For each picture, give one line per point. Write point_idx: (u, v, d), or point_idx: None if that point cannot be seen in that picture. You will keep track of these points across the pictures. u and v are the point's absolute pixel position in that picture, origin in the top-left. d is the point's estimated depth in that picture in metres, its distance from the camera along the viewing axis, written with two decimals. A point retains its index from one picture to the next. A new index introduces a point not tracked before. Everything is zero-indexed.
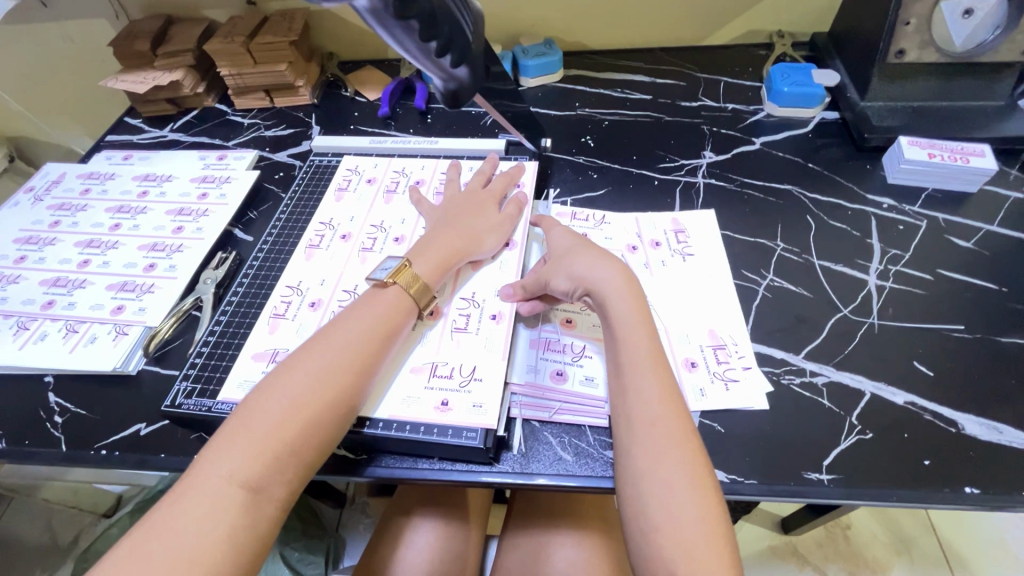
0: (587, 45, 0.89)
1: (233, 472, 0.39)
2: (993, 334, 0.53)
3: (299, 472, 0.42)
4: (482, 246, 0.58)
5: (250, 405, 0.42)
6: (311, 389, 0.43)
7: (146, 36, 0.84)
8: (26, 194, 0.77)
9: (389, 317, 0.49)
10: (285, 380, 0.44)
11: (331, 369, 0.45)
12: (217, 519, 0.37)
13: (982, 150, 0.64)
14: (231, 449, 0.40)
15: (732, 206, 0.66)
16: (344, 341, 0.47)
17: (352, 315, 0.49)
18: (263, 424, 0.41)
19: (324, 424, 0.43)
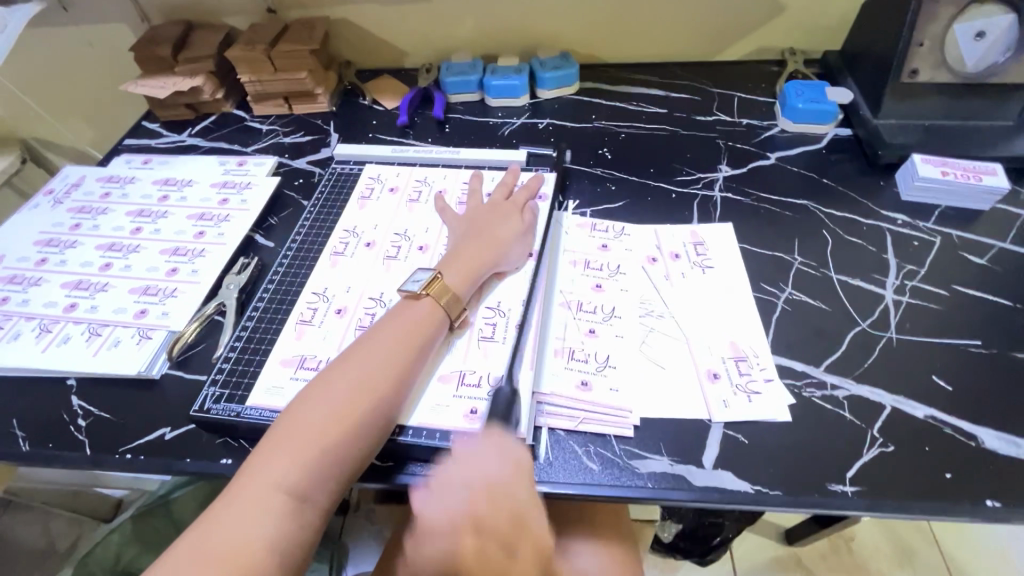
0: (602, 58, 0.91)
1: (279, 479, 0.42)
2: (1008, 349, 0.54)
3: (340, 480, 0.44)
4: (507, 258, 0.59)
5: (292, 414, 0.45)
6: (348, 400, 0.46)
7: (168, 42, 0.85)
8: (46, 196, 0.77)
9: (422, 329, 0.51)
10: (323, 390, 0.46)
11: (367, 380, 0.47)
12: (264, 523, 0.40)
13: (994, 169, 0.66)
14: (277, 456, 0.43)
15: (748, 220, 0.67)
16: (379, 353, 0.49)
17: (384, 326, 0.51)
18: (305, 432, 0.44)
19: (362, 433, 0.45)
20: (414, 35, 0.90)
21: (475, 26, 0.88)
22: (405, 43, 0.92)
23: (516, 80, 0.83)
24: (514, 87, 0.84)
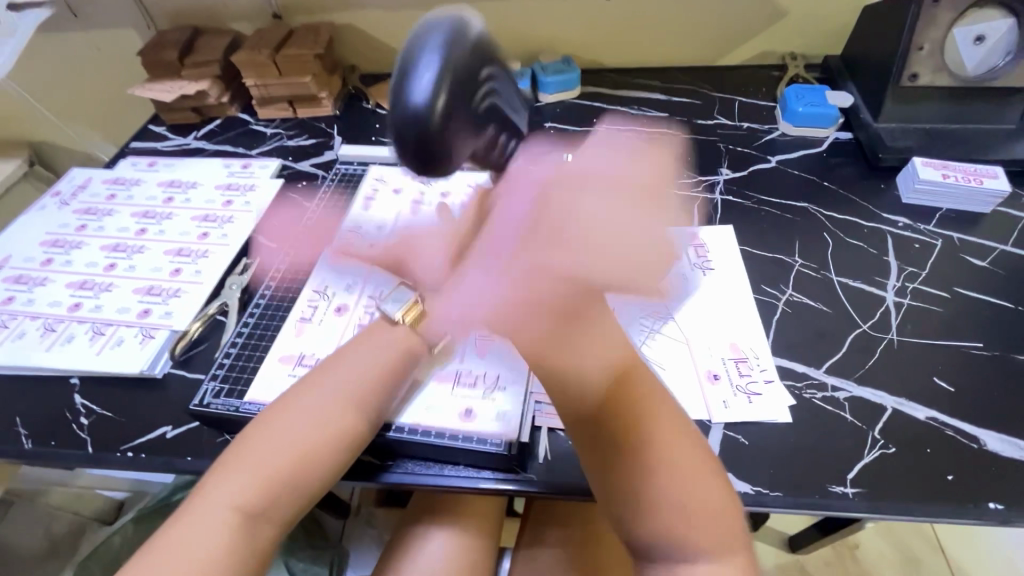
0: (603, 63, 0.92)
1: (235, 496, 0.40)
2: (1011, 351, 0.54)
3: (296, 504, 0.43)
4: None
5: (255, 434, 0.44)
6: (315, 424, 0.45)
7: (174, 46, 0.86)
8: (53, 198, 0.78)
9: (395, 357, 0.51)
10: (291, 413, 0.45)
11: (335, 402, 0.46)
12: (217, 540, 0.39)
13: (995, 172, 0.66)
14: (236, 473, 0.42)
15: (749, 222, 0.68)
16: (351, 378, 0.48)
17: (355, 351, 0.51)
18: (266, 454, 0.43)
19: (326, 457, 0.44)
20: None
21: None
22: None
23: (518, 84, 0.84)
24: None
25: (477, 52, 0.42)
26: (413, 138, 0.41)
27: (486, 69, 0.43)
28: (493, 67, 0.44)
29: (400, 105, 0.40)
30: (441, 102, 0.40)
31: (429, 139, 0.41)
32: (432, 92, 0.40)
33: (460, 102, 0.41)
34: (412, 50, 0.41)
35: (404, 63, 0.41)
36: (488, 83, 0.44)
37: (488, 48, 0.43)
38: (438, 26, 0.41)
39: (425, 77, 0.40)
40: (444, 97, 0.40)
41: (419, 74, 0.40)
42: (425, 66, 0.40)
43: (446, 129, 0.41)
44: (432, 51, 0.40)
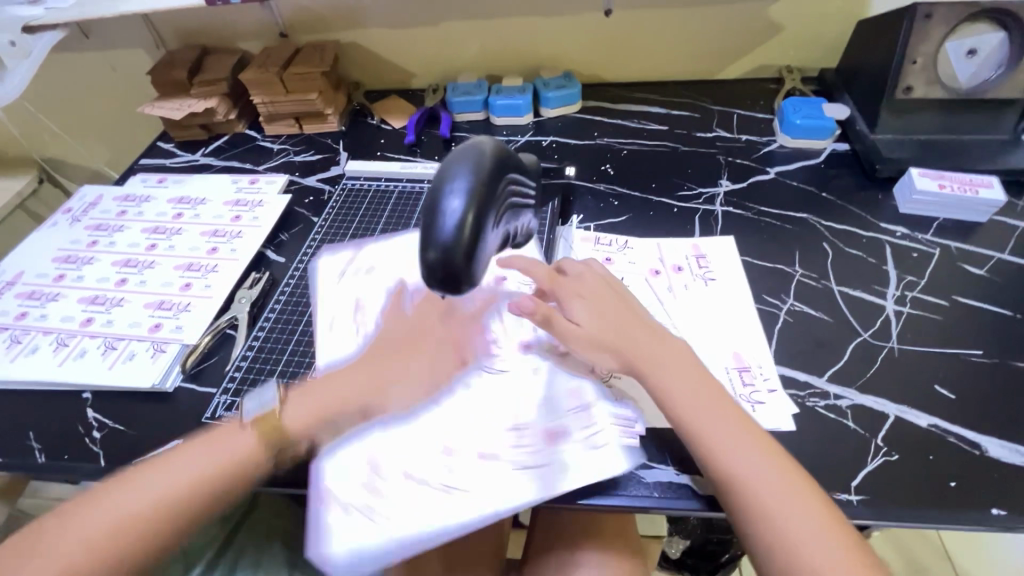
0: (604, 78, 0.94)
1: (66, 559, 0.41)
2: (1010, 359, 0.55)
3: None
4: (382, 400, 0.51)
5: (61, 521, 0.43)
6: (114, 527, 0.42)
7: (184, 66, 0.88)
8: (64, 215, 0.80)
9: (229, 462, 0.46)
10: (101, 506, 0.43)
11: (143, 507, 0.43)
12: None
13: (990, 182, 0.67)
14: (75, 531, 0.42)
15: (749, 233, 0.69)
16: (173, 477, 0.44)
17: (197, 447, 0.47)
18: (57, 553, 0.41)
19: (159, 531, 0.43)
20: (421, 57, 0.93)
21: (481, 48, 0.91)
22: (413, 65, 0.95)
23: (520, 99, 0.86)
24: (518, 106, 0.86)
25: (496, 167, 0.39)
26: (443, 268, 0.36)
27: (505, 177, 0.40)
28: (513, 175, 0.41)
29: (431, 238, 0.36)
30: (471, 220, 0.36)
31: (459, 268, 0.36)
32: (462, 213, 0.35)
33: (488, 213, 0.37)
34: (440, 183, 0.37)
35: (430, 200, 0.37)
36: (506, 188, 0.40)
37: (506, 158, 0.40)
38: (459, 157, 0.37)
39: (453, 198, 0.36)
40: (475, 213, 0.36)
41: (448, 198, 0.36)
42: (454, 190, 0.36)
43: (471, 260, 0.36)
44: (460, 178, 0.36)
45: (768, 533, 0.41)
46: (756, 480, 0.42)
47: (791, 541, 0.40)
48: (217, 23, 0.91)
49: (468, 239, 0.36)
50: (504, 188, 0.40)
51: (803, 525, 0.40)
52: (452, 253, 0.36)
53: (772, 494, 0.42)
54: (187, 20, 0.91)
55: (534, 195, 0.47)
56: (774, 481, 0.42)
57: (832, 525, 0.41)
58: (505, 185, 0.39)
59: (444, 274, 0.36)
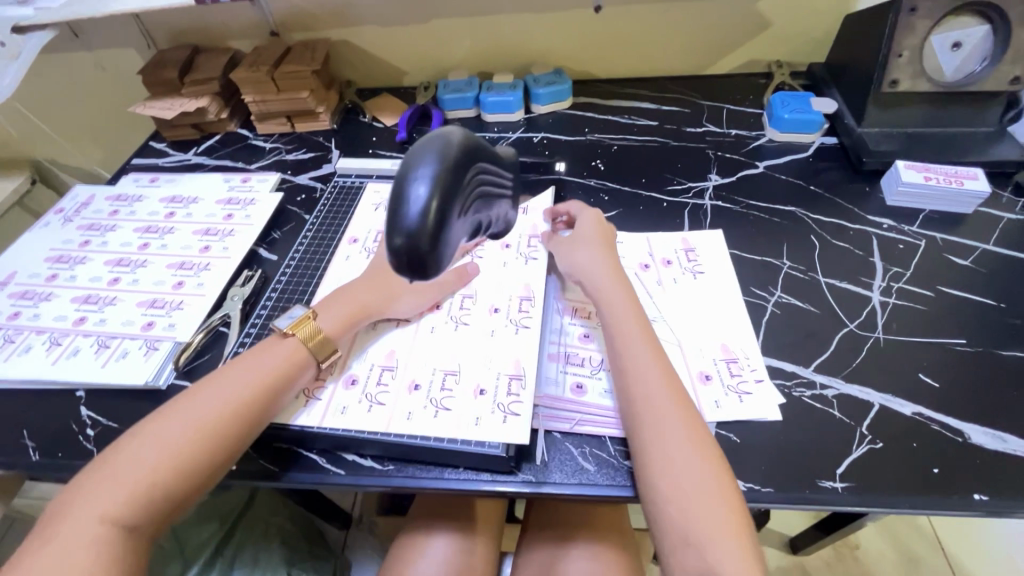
0: (594, 75, 0.94)
1: (103, 511, 0.42)
2: (993, 348, 0.56)
3: (173, 508, 0.45)
4: (395, 306, 0.58)
5: (131, 443, 0.46)
6: (189, 434, 0.46)
7: (175, 65, 0.88)
8: (56, 215, 0.80)
9: (280, 368, 0.51)
10: (169, 422, 0.46)
11: (210, 415, 0.47)
12: (86, 554, 0.41)
13: (975, 174, 0.68)
14: (101, 489, 0.43)
15: (738, 227, 0.69)
16: (229, 389, 0.49)
17: (246, 361, 0.51)
18: (137, 467, 0.44)
19: (194, 470, 0.45)
20: (412, 55, 0.93)
21: (471, 45, 0.91)
22: (404, 63, 0.95)
23: (511, 96, 0.86)
24: (509, 103, 0.87)
25: (465, 154, 0.37)
26: (408, 253, 0.34)
27: (473, 166, 0.39)
28: (482, 164, 0.40)
29: (396, 224, 0.34)
30: (437, 206, 0.34)
31: (425, 253, 0.35)
32: (427, 200, 0.34)
33: (454, 200, 0.36)
34: (406, 171, 0.35)
35: (396, 188, 0.35)
36: (473, 177, 0.39)
37: (475, 147, 0.39)
38: (426, 145, 0.36)
39: (419, 187, 0.34)
40: (440, 199, 0.35)
41: (414, 186, 0.35)
42: (420, 178, 0.35)
43: (436, 248, 0.35)
44: (426, 165, 0.35)
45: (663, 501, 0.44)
46: (677, 473, 0.44)
47: (694, 532, 0.42)
48: (207, 22, 0.91)
49: (434, 226, 0.34)
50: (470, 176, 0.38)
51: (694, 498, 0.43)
52: (417, 239, 0.34)
53: (675, 469, 0.44)
54: (177, 19, 0.91)
55: (509, 185, 0.46)
56: (695, 476, 0.44)
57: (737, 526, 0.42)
58: (471, 173, 0.38)
59: (410, 259, 0.34)
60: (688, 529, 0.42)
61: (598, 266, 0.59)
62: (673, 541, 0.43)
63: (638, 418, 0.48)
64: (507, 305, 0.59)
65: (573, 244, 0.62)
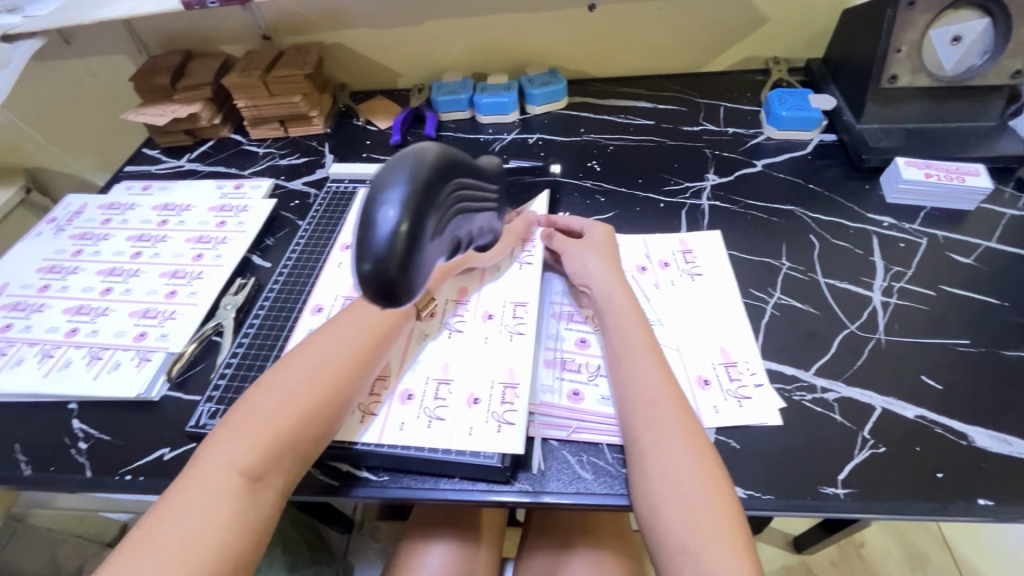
0: (589, 74, 0.93)
1: (233, 459, 0.43)
2: (998, 348, 0.55)
3: (295, 459, 0.45)
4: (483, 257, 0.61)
5: (250, 400, 0.46)
6: (311, 386, 0.47)
7: (166, 71, 0.87)
8: (49, 225, 0.79)
9: (383, 318, 0.53)
10: (283, 377, 0.47)
11: (325, 368, 0.48)
12: (223, 504, 0.41)
13: (977, 170, 0.67)
14: (232, 438, 0.44)
15: (737, 227, 0.68)
16: (337, 342, 0.50)
17: (349, 316, 0.52)
18: (261, 419, 0.45)
19: (316, 419, 0.46)
20: (406, 57, 0.93)
21: (465, 46, 0.90)
22: (398, 65, 0.94)
23: (505, 97, 0.85)
24: (503, 104, 0.86)
25: (438, 173, 0.37)
26: (378, 275, 0.34)
27: (448, 183, 0.38)
28: (458, 180, 0.39)
29: (366, 247, 0.34)
30: (405, 230, 0.34)
31: (395, 275, 0.35)
32: (396, 223, 0.34)
33: (425, 219, 0.36)
34: (375, 194, 0.35)
35: (366, 210, 0.35)
36: (448, 194, 0.38)
37: (450, 164, 0.38)
38: (396, 165, 0.36)
39: (388, 210, 0.34)
40: (409, 222, 0.34)
41: (383, 209, 0.34)
42: (389, 201, 0.34)
43: (406, 271, 0.35)
44: (394, 188, 0.35)
45: (656, 507, 0.43)
46: (678, 479, 0.43)
47: (689, 539, 0.41)
48: (198, 27, 0.91)
49: (402, 249, 0.34)
50: (445, 195, 0.38)
51: (688, 506, 0.42)
52: (386, 262, 0.34)
53: (670, 473, 0.44)
54: (168, 24, 0.90)
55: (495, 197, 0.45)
56: (689, 483, 0.43)
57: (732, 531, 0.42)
58: (446, 191, 0.38)
59: (380, 282, 0.34)
60: (681, 536, 0.42)
61: (604, 272, 0.58)
62: (666, 546, 0.42)
63: (638, 424, 0.47)
64: (506, 311, 0.58)
65: (581, 247, 0.61)
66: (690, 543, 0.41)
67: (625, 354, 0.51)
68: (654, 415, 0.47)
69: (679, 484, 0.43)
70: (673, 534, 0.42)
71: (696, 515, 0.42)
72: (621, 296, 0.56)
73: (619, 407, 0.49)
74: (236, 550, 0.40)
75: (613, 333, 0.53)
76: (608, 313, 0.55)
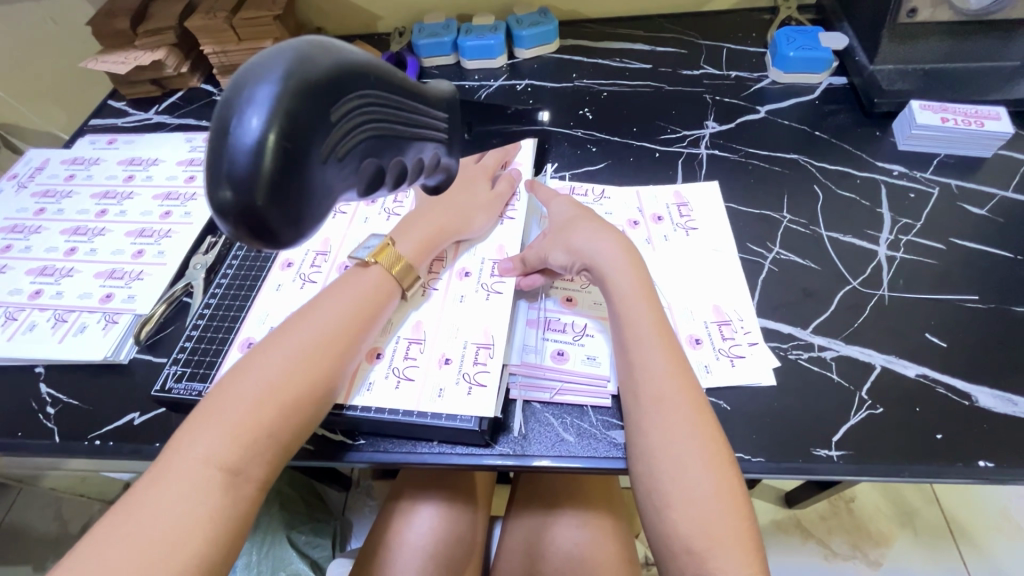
0: (583, 14, 0.86)
1: (208, 454, 0.39)
2: (1008, 304, 0.52)
3: (277, 452, 0.42)
4: (471, 226, 0.56)
5: (225, 386, 0.42)
6: (291, 372, 0.43)
7: (125, 14, 0.81)
8: (10, 181, 0.75)
9: (366, 300, 0.48)
10: (259, 361, 0.43)
11: (306, 354, 0.44)
12: (198, 502, 0.37)
13: (997, 113, 0.62)
14: (206, 431, 0.40)
15: (736, 178, 0.64)
16: (319, 324, 0.46)
17: (331, 293, 0.48)
18: (237, 408, 0.41)
19: (299, 410, 0.43)
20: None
21: None
22: (375, 5, 0.87)
23: (492, 39, 0.79)
24: (489, 47, 0.79)
25: (343, 72, 0.26)
26: (239, 214, 0.24)
27: (358, 92, 0.27)
28: (380, 93, 0.28)
29: (219, 169, 0.24)
30: (276, 141, 0.24)
31: (264, 215, 0.25)
32: (261, 132, 0.24)
33: (317, 137, 0.25)
34: (235, 90, 0.24)
35: (222, 113, 0.24)
36: (358, 106, 0.27)
37: (368, 66, 0.27)
38: (275, 50, 0.25)
39: (249, 114, 0.24)
40: (281, 132, 0.24)
41: (242, 110, 0.24)
42: (253, 99, 0.24)
43: (282, 197, 0.25)
44: (264, 80, 0.24)
45: (659, 494, 0.41)
46: (688, 476, 0.40)
47: (698, 543, 0.39)
48: None
49: (274, 171, 0.24)
50: (356, 106, 0.27)
51: (698, 503, 0.39)
52: (248, 192, 0.24)
53: (668, 456, 0.41)
54: None
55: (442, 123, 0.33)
56: (701, 479, 0.40)
57: (742, 533, 0.39)
58: (356, 102, 0.27)
59: (240, 222, 0.24)
60: (684, 524, 0.39)
61: (605, 235, 0.52)
62: (669, 545, 0.40)
63: (646, 414, 0.43)
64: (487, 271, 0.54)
65: (574, 205, 0.57)
66: (682, 528, 0.39)
67: (627, 331, 0.47)
68: (663, 403, 0.43)
69: (672, 466, 0.41)
70: (667, 515, 0.40)
71: (691, 500, 0.40)
72: (619, 260, 0.50)
73: (627, 395, 0.45)
74: (213, 554, 0.37)
75: (618, 303, 0.48)
76: (611, 280, 0.49)
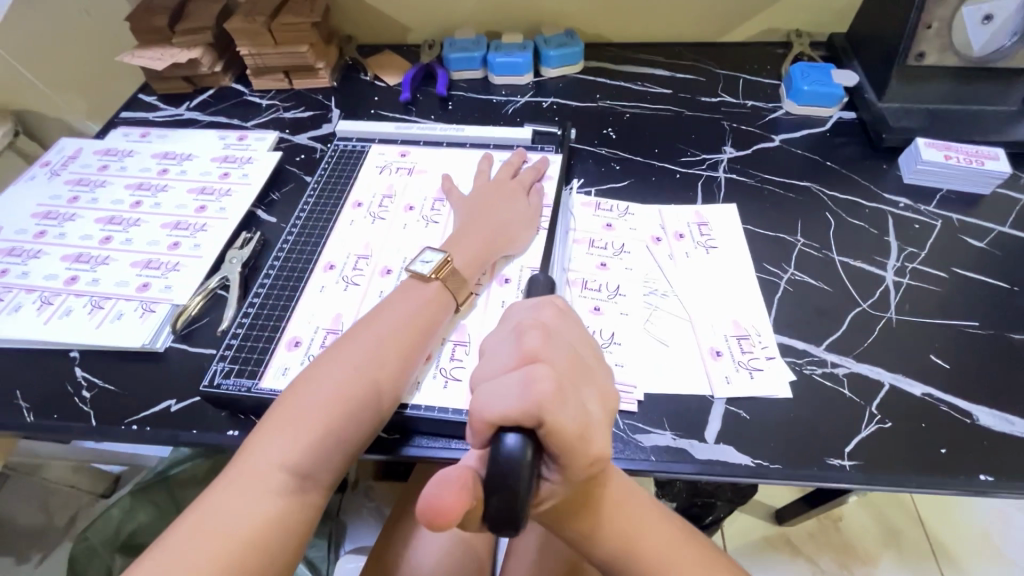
0: (605, 38, 0.90)
1: (281, 457, 0.42)
2: (1005, 332, 0.55)
3: (342, 458, 0.44)
4: (515, 244, 0.60)
5: (296, 392, 0.45)
6: (356, 382, 0.45)
7: (164, 12, 0.83)
8: (43, 168, 0.76)
9: (423, 314, 0.51)
10: (327, 371, 0.46)
11: (369, 364, 0.46)
12: (270, 500, 0.40)
13: (996, 154, 0.66)
14: (279, 435, 0.43)
15: (752, 202, 0.68)
16: (381, 336, 0.48)
17: (391, 305, 0.51)
18: (307, 415, 0.43)
19: (363, 417, 0.45)
20: (414, 9, 0.88)
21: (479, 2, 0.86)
22: (407, 18, 0.90)
23: (521, 57, 0.82)
24: (518, 65, 0.83)
25: None
26: None
27: None
28: None
29: None
30: None
31: None
32: None
33: None
34: None
35: None
36: None
37: None
38: None
39: None
40: None
41: None
42: None
43: None
44: None
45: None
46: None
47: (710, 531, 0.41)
48: None
49: None
50: None
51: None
52: None
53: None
54: None
55: None
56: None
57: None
58: None
59: None
60: None
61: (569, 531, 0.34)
62: None
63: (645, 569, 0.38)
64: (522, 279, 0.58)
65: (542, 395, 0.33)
66: None
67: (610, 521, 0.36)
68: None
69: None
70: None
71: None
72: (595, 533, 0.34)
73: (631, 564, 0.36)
74: (283, 551, 0.40)
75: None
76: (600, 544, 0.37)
